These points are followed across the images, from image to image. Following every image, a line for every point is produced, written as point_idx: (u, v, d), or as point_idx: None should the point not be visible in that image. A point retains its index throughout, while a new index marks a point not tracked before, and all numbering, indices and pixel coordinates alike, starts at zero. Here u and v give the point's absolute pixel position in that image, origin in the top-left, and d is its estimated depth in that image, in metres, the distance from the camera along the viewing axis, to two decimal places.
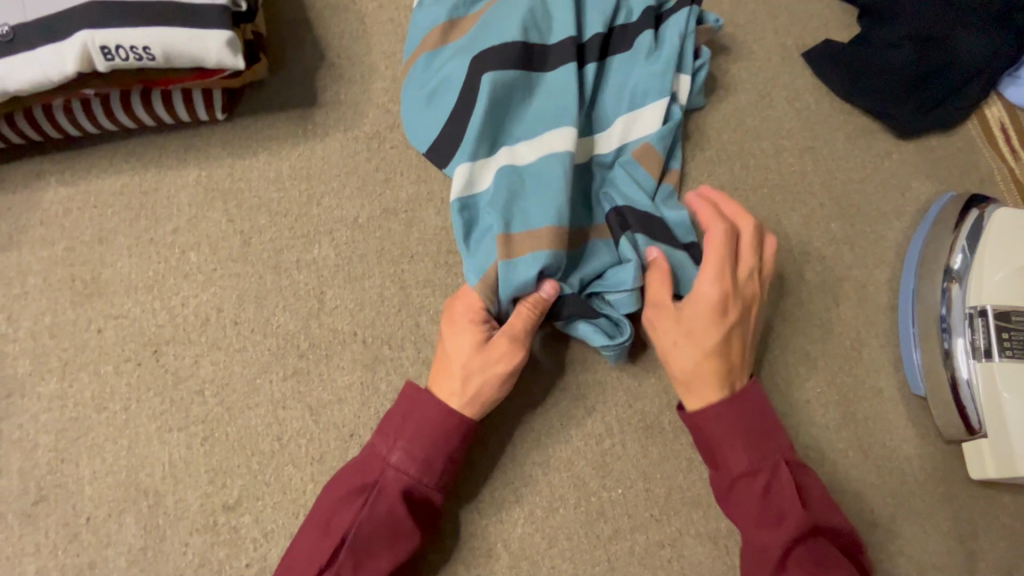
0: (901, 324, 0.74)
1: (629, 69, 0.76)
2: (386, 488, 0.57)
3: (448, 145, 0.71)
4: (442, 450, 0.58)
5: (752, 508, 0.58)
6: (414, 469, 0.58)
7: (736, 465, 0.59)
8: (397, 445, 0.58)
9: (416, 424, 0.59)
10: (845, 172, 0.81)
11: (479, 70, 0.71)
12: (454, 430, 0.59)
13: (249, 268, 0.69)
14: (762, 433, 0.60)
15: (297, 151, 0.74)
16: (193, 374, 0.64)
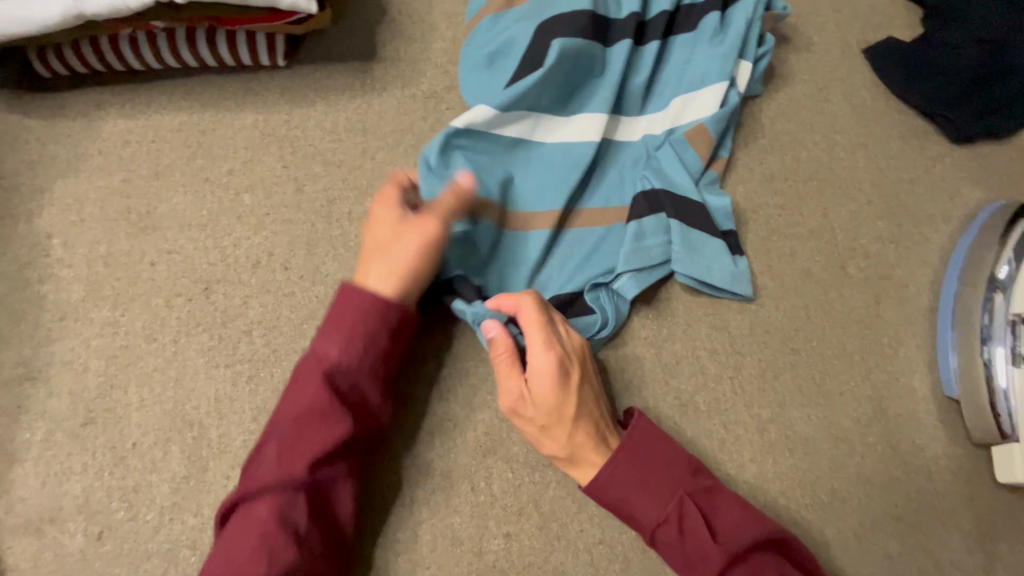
0: (939, 328, 0.74)
1: (691, 50, 0.76)
2: (305, 379, 0.56)
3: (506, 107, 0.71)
4: (363, 324, 0.57)
5: (676, 552, 0.57)
6: (332, 349, 0.57)
7: (646, 518, 0.58)
8: (317, 341, 0.57)
9: (333, 319, 0.58)
10: (896, 172, 0.80)
11: (543, 35, 0.71)
12: (368, 299, 0.58)
13: (302, 215, 0.69)
14: (656, 472, 0.59)
15: (354, 103, 0.74)
16: (242, 314, 0.65)
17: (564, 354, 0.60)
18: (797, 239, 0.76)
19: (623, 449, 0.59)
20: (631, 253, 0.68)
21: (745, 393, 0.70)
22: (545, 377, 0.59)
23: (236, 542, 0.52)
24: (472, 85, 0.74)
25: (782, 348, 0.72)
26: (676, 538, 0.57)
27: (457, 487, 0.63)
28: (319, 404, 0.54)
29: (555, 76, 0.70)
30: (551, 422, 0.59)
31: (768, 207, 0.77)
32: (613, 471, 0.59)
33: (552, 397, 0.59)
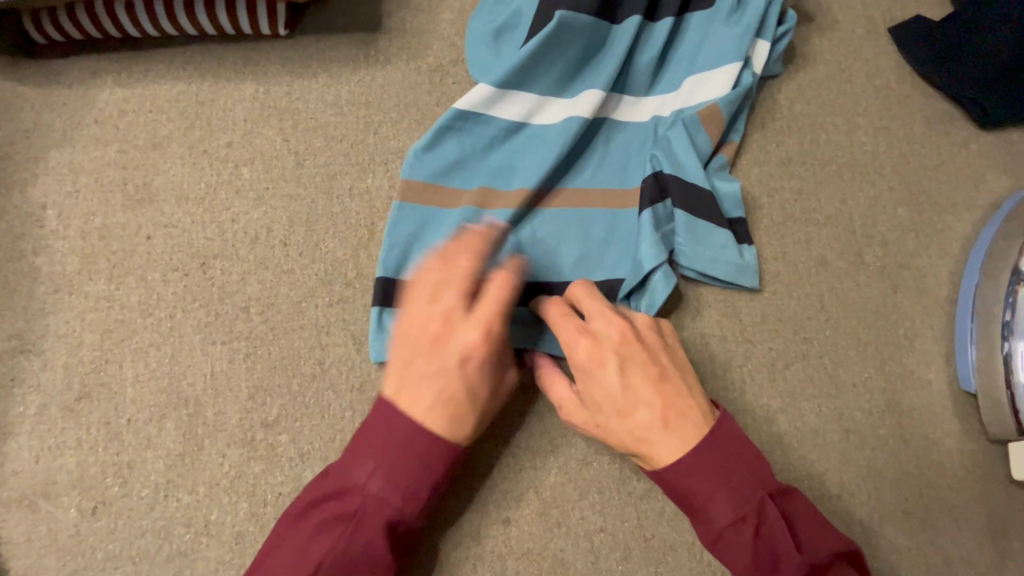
0: (958, 319, 0.71)
1: (707, 28, 0.73)
2: (360, 524, 0.50)
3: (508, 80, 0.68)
4: (429, 483, 0.52)
5: (748, 558, 0.49)
6: (396, 498, 0.51)
7: (721, 515, 0.50)
8: (375, 474, 0.51)
9: (398, 451, 0.51)
10: (919, 158, 0.77)
11: (549, 12, 0.69)
12: (443, 457, 0.52)
13: (301, 190, 0.67)
14: (743, 469, 0.51)
15: (357, 76, 0.71)
16: (240, 291, 0.63)
17: (596, 335, 0.56)
18: (813, 225, 0.74)
19: (699, 444, 0.51)
20: (647, 242, 0.65)
21: (755, 383, 0.68)
22: (580, 362, 0.55)
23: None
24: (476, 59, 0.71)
25: (793, 338, 0.70)
26: (749, 539, 0.49)
27: (457, 471, 0.62)
28: (370, 552, 0.50)
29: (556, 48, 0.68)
30: (607, 412, 0.54)
31: (784, 191, 0.74)
32: (681, 471, 0.51)
33: (596, 382, 0.55)
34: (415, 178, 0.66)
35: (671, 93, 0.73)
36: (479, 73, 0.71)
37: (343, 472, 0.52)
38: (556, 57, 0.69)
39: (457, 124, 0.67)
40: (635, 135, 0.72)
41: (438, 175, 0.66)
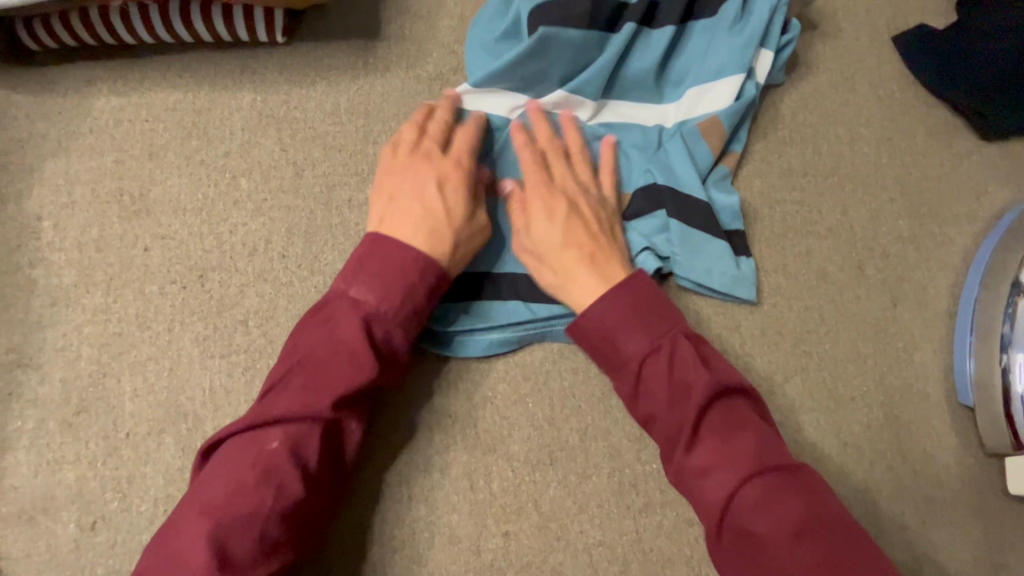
0: (957, 332, 0.71)
1: (709, 37, 0.72)
2: (338, 319, 0.55)
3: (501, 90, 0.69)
4: (399, 287, 0.55)
5: (667, 388, 0.54)
6: (372, 297, 0.55)
7: (637, 349, 0.56)
8: (356, 280, 0.56)
9: (374, 262, 0.56)
10: (921, 169, 0.77)
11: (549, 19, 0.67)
12: (411, 268, 0.56)
13: (300, 200, 0.67)
14: (654, 314, 0.57)
15: (356, 84, 0.71)
16: (238, 303, 0.63)
17: (545, 183, 0.64)
18: (814, 237, 0.73)
19: (614, 286, 0.58)
20: (639, 243, 0.67)
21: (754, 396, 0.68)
22: (538, 210, 0.62)
23: (248, 455, 0.50)
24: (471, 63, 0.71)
25: (793, 351, 0.70)
26: (663, 369, 0.54)
27: (456, 485, 0.62)
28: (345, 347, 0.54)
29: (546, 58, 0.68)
30: (592, 240, 0.61)
31: (785, 203, 0.74)
32: (604, 307, 0.57)
33: (542, 224, 0.62)
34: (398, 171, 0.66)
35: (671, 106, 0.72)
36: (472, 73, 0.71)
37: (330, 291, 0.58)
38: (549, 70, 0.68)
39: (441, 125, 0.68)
40: (630, 144, 0.71)
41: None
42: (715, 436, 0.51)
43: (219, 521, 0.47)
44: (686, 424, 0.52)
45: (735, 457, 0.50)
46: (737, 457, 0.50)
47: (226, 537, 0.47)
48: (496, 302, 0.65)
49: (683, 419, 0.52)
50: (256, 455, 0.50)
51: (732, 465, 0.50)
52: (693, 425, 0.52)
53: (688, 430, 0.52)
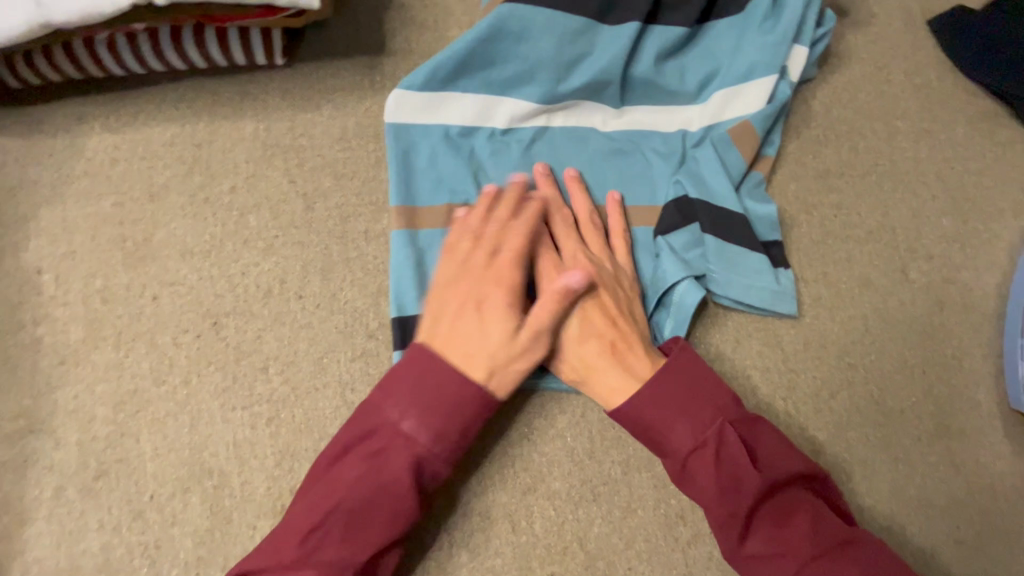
0: (1007, 334, 0.68)
1: (737, 36, 0.68)
2: (390, 398, 0.52)
3: (507, 103, 0.65)
4: (455, 421, 0.52)
5: (712, 481, 0.51)
6: (424, 437, 0.51)
7: (682, 442, 0.53)
8: (409, 410, 0.52)
9: (421, 393, 0.52)
10: (962, 161, 0.73)
11: (549, 27, 0.64)
12: (467, 405, 0.52)
13: (313, 235, 0.63)
14: (702, 400, 0.54)
15: (363, 105, 0.66)
16: (257, 350, 0.60)
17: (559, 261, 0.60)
18: (854, 242, 0.70)
19: (653, 376, 0.55)
20: (673, 260, 0.62)
21: (800, 415, 0.65)
22: (554, 290, 0.59)
23: (327, 489, 0.51)
24: (452, 50, 0.63)
25: (838, 364, 0.67)
26: (707, 458, 0.52)
27: (497, 528, 0.59)
28: (397, 423, 0.51)
29: (551, 67, 0.64)
30: (613, 329, 0.58)
31: (822, 207, 0.70)
32: (640, 393, 0.55)
33: (557, 307, 0.58)
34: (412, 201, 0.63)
35: (695, 109, 0.68)
36: (448, 60, 0.63)
37: (378, 401, 0.53)
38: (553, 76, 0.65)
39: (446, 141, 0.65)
40: (654, 152, 0.67)
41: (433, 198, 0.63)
42: (769, 531, 0.49)
43: (291, 553, 0.49)
44: (739, 516, 0.50)
45: (802, 548, 0.48)
46: (794, 543, 0.48)
47: (301, 543, 0.50)
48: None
49: (736, 510, 0.50)
50: (327, 495, 0.51)
51: (797, 553, 0.48)
52: (746, 516, 0.50)
53: (738, 522, 0.50)
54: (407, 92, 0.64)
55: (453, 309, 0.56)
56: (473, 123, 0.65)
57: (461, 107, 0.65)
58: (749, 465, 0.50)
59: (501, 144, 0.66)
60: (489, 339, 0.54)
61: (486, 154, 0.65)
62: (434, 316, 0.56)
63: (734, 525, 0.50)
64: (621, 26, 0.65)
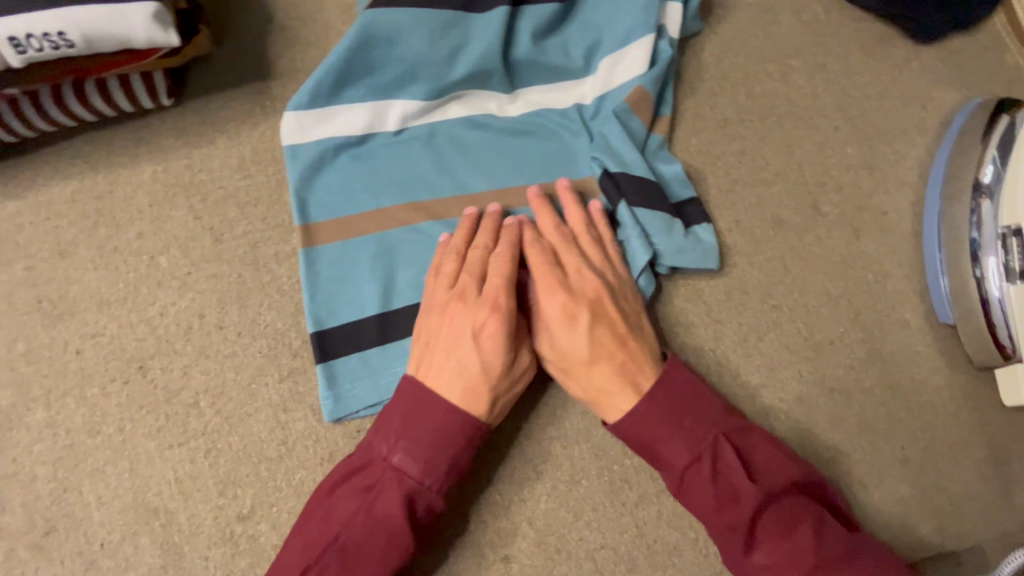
0: (925, 250, 0.69)
1: (609, 3, 0.68)
2: (381, 433, 0.55)
3: (397, 105, 0.66)
4: (445, 452, 0.54)
5: (710, 497, 0.53)
6: (414, 470, 0.54)
7: (678, 459, 0.55)
8: (397, 445, 0.54)
9: (416, 426, 0.55)
10: (860, 89, 0.74)
11: (418, 24, 0.64)
12: (456, 431, 0.55)
13: (225, 266, 0.64)
14: (693, 413, 0.56)
15: (257, 131, 0.67)
16: (186, 387, 0.61)
17: (550, 284, 0.59)
18: (763, 186, 0.71)
19: (641, 396, 0.56)
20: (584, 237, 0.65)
21: (731, 363, 0.66)
22: (559, 315, 0.58)
23: (323, 522, 0.54)
24: (329, 62, 0.63)
25: (762, 307, 0.68)
26: (705, 477, 0.54)
27: (446, 520, 0.60)
28: (386, 459, 0.54)
29: (431, 65, 0.65)
30: (627, 347, 0.58)
31: (726, 157, 0.71)
32: (630, 416, 0.56)
33: (555, 333, 0.58)
34: (315, 219, 0.64)
35: (583, 83, 0.69)
36: (326, 72, 0.63)
37: (366, 441, 0.56)
38: (435, 72, 0.65)
39: (343, 153, 0.66)
40: (550, 131, 0.69)
41: (337, 211, 0.65)
42: (771, 541, 0.51)
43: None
44: (737, 533, 0.52)
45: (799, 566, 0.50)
46: (797, 554, 0.50)
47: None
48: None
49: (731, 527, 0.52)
50: (323, 530, 0.54)
51: (798, 563, 0.50)
52: (747, 531, 0.52)
53: (741, 533, 0.52)
54: (295, 110, 0.64)
55: (446, 333, 0.58)
56: (367, 130, 0.66)
57: (351, 117, 0.65)
58: (750, 487, 0.52)
59: (398, 147, 0.67)
60: (472, 369, 0.56)
61: (385, 159, 0.66)
62: (428, 341, 0.58)
63: (737, 537, 0.52)
64: (490, 14, 0.65)
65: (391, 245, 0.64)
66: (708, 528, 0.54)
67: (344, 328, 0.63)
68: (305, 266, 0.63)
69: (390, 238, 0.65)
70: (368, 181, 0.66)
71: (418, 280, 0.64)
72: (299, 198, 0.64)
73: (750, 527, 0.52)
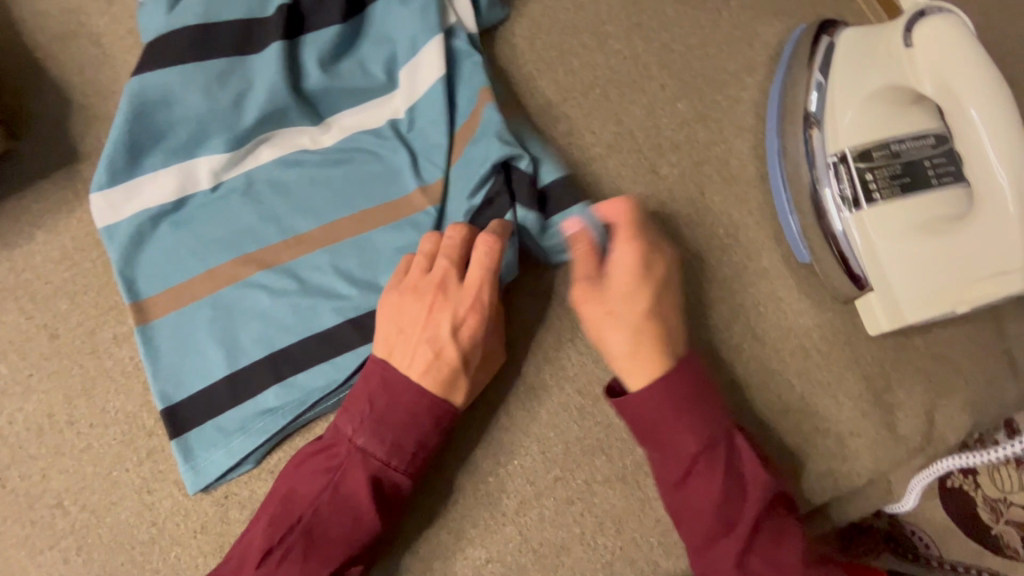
0: (773, 193, 0.67)
1: (391, 16, 0.68)
2: (350, 414, 0.56)
3: (198, 161, 0.64)
4: (412, 434, 0.55)
5: (717, 487, 0.53)
6: (381, 451, 0.55)
7: (691, 447, 0.54)
8: (363, 427, 0.55)
9: (387, 408, 0.56)
10: (681, 40, 0.71)
11: (193, 78, 0.63)
12: (426, 413, 0.56)
13: (65, 361, 0.63)
14: (715, 407, 0.56)
15: (74, 217, 0.66)
16: (47, 489, 0.61)
17: (643, 247, 0.59)
18: (596, 164, 0.69)
19: (670, 369, 0.55)
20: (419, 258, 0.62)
21: (591, 349, 0.65)
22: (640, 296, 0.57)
23: (287, 503, 0.55)
24: (115, 135, 0.62)
25: None
26: (721, 468, 0.53)
27: None
28: (351, 441, 0.55)
29: (219, 112, 0.64)
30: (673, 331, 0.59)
31: (555, 139, 0.69)
32: (654, 393, 0.55)
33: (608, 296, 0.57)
34: (146, 294, 0.63)
35: (391, 98, 0.68)
36: (116, 146, 0.63)
37: (333, 426, 0.57)
38: (224, 120, 0.64)
39: (161, 220, 0.64)
40: (366, 152, 0.66)
41: (166, 282, 0.63)
42: (763, 545, 0.52)
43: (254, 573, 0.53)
44: (739, 529, 0.53)
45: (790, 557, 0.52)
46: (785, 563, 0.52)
47: (261, 564, 0.53)
48: (299, 373, 0.61)
49: (737, 519, 0.53)
50: (288, 512, 0.54)
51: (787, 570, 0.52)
52: (747, 530, 0.52)
53: (740, 531, 0.52)
54: (99, 191, 0.63)
55: (421, 322, 0.58)
56: (177, 192, 0.64)
57: (157, 184, 0.64)
58: (759, 484, 0.54)
59: (217, 204, 0.65)
60: (446, 362, 0.57)
61: (204, 217, 0.64)
62: (399, 329, 0.58)
63: (734, 534, 0.52)
64: (267, 52, 0.65)
65: (227, 304, 0.63)
66: (706, 528, 0.53)
67: (194, 397, 0.61)
68: (143, 346, 0.62)
69: (225, 297, 0.63)
70: (192, 243, 0.64)
71: (260, 333, 0.62)
72: (125, 278, 0.63)
73: (751, 526, 0.52)
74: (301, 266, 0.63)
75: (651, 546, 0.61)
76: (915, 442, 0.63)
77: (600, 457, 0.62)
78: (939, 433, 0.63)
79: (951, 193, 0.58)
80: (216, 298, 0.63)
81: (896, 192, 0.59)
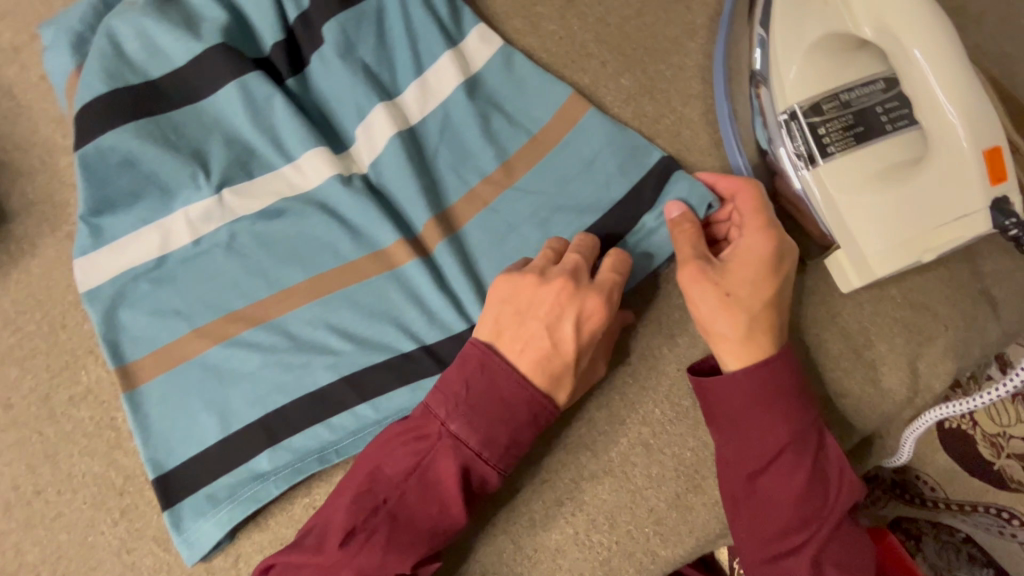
0: (728, 158, 0.65)
1: (327, 66, 0.65)
2: (443, 398, 0.53)
3: (166, 215, 0.62)
4: (507, 427, 0.52)
5: (801, 480, 0.52)
6: (473, 441, 0.52)
7: (783, 435, 0.52)
8: (457, 413, 0.52)
9: (482, 396, 0.52)
10: (617, 12, 0.69)
11: (151, 131, 0.62)
12: (524, 407, 0.52)
13: (23, 429, 0.61)
14: (804, 400, 0.54)
15: (12, 278, 0.63)
16: (22, 563, 0.58)
17: (767, 227, 0.55)
18: (543, 148, 0.65)
19: (771, 356, 0.53)
20: (411, 298, 0.61)
21: None
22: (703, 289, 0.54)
23: (375, 480, 0.53)
24: (82, 198, 0.61)
25: None
26: (809, 458, 0.52)
27: None
28: (443, 425, 0.52)
29: (186, 161, 0.62)
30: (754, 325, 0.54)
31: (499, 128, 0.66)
32: (747, 378, 0.53)
33: (736, 266, 0.55)
34: (131, 357, 0.61)
35: (347, 126, 0.66)
36: (87, 210, 0.61)
37: (422, 408, 0.54)
38: (184, 169, 0.62)
39: (144, 281, 0.62)
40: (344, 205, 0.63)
41: (152, 344, 0.61)
42: (834, 545, 0.52)
43: (333, 554, 0.50)
44: (812, 523, 0.52)
45: (852, 549, 0.53)
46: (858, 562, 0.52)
47: (343, 545, 0.50)
48: (294, 435, 0.59)
49: (814, 514, 0.52)
50: (373, 492, 0.52)
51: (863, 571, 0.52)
52: (825, 525, 0.52)
53: (820, 525, 0.52)
54: (83, 255, 0.61)
55: (543, 308, 0.54)
56: (154, 252, 0.62)
57: (133, 242, 0.62)
58: (852, 479, 0.54)
59: (200, 260, 0.62)
60: (561, 354, 0.54)
61: (184, 276, 0.62)
62: (514, 308, 0.55)
63: (812, 527, 0.52)
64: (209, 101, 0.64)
65: (215, 365, 0.60)
66: (781, 519, 0.52)
67: (184, 459, 0.59)
68: (130, 411, 0.59)
69: (218, 355, 0.60)
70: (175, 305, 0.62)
71: (252, 393, 0.60)
72: (109, 341, 0.61)
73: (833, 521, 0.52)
74: (292, 321, 0.61)
75: (648, 537, 0.59)
76: (902, 395, 0.61)
77: (585, 453, 0.61)
78: (926, 382, 0.61)
79: (905, 138, 0.55)
80: (211, 359, 0.61)
81: (851, 143, 0.57)
